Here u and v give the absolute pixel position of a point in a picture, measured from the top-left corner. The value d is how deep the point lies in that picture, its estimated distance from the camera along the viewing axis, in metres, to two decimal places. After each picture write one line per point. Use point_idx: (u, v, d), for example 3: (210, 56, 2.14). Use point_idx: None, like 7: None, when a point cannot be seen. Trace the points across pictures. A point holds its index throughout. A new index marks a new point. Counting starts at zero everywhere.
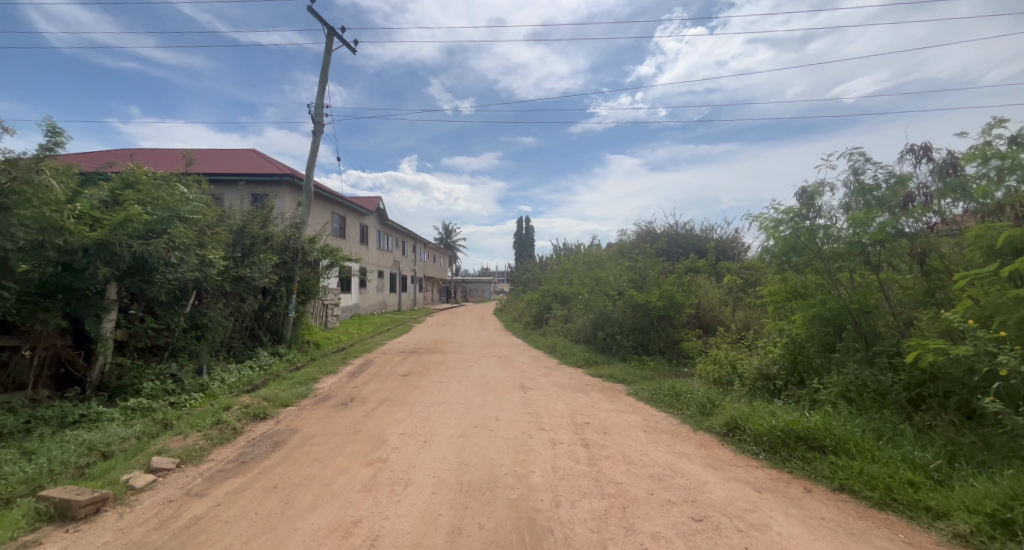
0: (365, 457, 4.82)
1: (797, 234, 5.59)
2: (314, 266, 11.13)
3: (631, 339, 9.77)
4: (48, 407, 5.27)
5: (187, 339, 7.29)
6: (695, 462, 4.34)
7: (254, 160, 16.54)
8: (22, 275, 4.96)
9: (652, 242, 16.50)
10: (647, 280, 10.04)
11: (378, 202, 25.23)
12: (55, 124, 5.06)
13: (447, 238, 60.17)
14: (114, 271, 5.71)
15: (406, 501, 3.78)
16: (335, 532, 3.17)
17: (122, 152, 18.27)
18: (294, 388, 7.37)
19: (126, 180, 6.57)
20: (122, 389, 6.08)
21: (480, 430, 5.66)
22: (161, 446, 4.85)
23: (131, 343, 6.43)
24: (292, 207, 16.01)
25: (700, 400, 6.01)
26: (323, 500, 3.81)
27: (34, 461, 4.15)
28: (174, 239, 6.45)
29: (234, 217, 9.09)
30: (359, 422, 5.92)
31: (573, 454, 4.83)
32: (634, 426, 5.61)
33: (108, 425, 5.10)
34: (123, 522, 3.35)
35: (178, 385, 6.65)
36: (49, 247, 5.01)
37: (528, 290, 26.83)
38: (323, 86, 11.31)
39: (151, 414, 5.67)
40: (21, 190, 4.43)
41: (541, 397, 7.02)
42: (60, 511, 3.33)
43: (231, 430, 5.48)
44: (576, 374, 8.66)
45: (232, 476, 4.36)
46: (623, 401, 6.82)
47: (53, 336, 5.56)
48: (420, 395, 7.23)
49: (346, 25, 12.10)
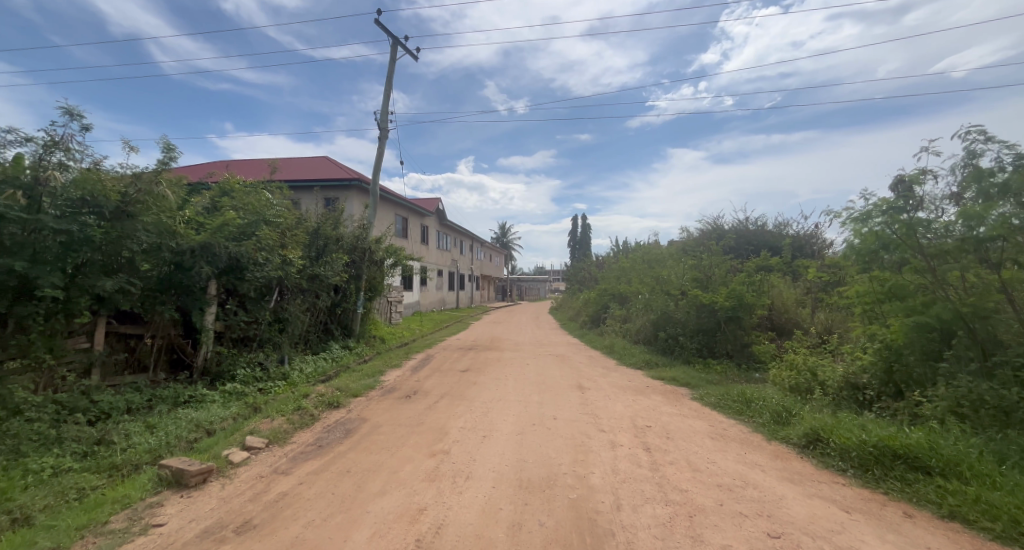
0: (429, 448, 5.05)
1: (893, 229, 5.07)
2: (379, 265, 11.79)
3: (695, 341, 9.24)
4: (165, 387, 6.06)
5: (272, 331, 8.03)
6: (771, 474, 4.05)
7: (327, 168, 17.80)
8: (146, 273, 5.73)
9: (718, 239, 15.62)
10: (712, 279, 9.42)
11: (437, 202, 26.17)
12: (169, 141, 5.81)
13: (503, 238, 60.81)
14: (215, 269, 6.47)
15: (468, 493, 3.92)
16: (403, 517, 3.42)
17: (218, 164, 20.70)
18: (362, 380, 7.87)
19: (223, 189, 7.44)
20: (221, 374, 6.86)
21: (538, 427, 5.71)
22: (253, 426, 5.42)
23: (227, 334, 7.21)
24: (360, 209, 17.12)
25: (774, 408, 5.59)
26: (391, 486, 4.06)
27: (155, 433, 4.82)
28: (262, 241, 7.10)
29: (310, 219, 9.79)
30: (422, 414, 6.20)
31: (635, 457, 4.71)
32: (700, 432, 5.35)
33: (210, 407, 5.78)
34: (225, 492, 3.85)
35: (265, 373, 7.37)
36: (165, 249, 5.78)
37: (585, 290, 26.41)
38: (388, 92, 11.85)
39: (244, 398, 6.33)
40: (144, 200, 5.29)
41: (599, 398, 6.91)
42: (176, 479, 3.91)
43: (310, 416, 5.99)
44: (636, 376, 8.40)
45: (312, 458, 4.77)
46: (687, 405, 6.51)
47: (167, 326, 6.37)
48: (478, 390, 7.40)
49: (407, 34, 12.53)
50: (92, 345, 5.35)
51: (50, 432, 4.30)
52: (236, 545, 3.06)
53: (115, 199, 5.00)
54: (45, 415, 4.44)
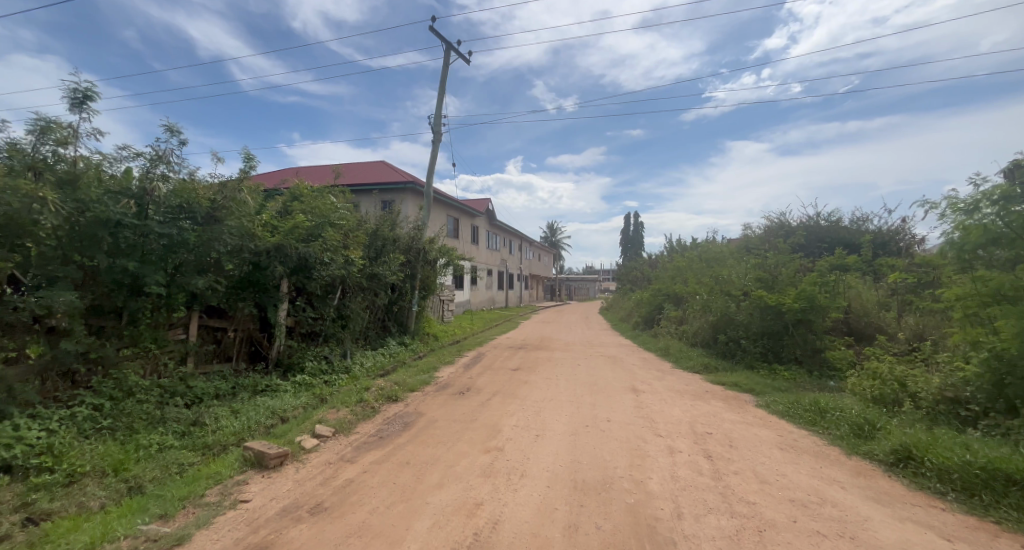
0: (483, 444, 5.14)
1: (1007, 222, 4.46)
2: (433, 265, 12.18)
3: (759, 345, 8.67)
4: (246, 376, 6.65)
5: (336, 326, 8.55)
6: (852, 492, 3.71)
7: (384, 172, 18.65)
8: (230, 272, 6.32)
9: (785, 236, 14.57)
10: (779, 279, 8.81)
11: (487, 202, 26.55)
12: (249, 151, 6.36)
13: (552, 237, 60.64)
14: (287, 269, 6.99)
15: (523, 490, 3.95)
16: (461, 510, 3.52)
17: (290, 170, 22.37)
18: (418, 375, 8.17)
19: (294, 194, 8.03)
20: (292, 365, 7.41)
21: (591, 429, 5.63)
22: (322, 416, 5.80)
23: (297, 328, 7.78)
24: (414, 211, 17.79)
25: (854, 420, 5.12)
26: (448, 480, 4.18)
27: (239, 418, 5.31)
28: (327, 242, 7.55)
29: (369, 221, 10.27)
30: (476, 411, 6.32)
31: (695, 464, 4.51)
32: (767, 441, 5.02)
33: (283, 396, 6.26)
34: (299, 475, 4.16)
35: (330, 366, 7.86)
36: (246, 250, 6.33)
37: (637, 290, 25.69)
38: (442, 96, 12.16)
39: (312, 389, 6.80)
40: (229, 206, 5.87)
41: (654, 402, 6.68)
42: (258, 460, 4.29)
43: (371, 408, 6.32)
44: (693, 380, 8.04)
45: (374, 448, 5.03)
46: (752, 412, 6.14)
47: (247, 321, 6.98)
48: (530, 390, 7.42)
49: (460, 39, 12.80)
50: (188, 337, 5.99)
51: (156, 412, 4.87)
52: (310, 525, 3.29)
53: (206, 205, 5.63)
54: (152, 398, 5.04)
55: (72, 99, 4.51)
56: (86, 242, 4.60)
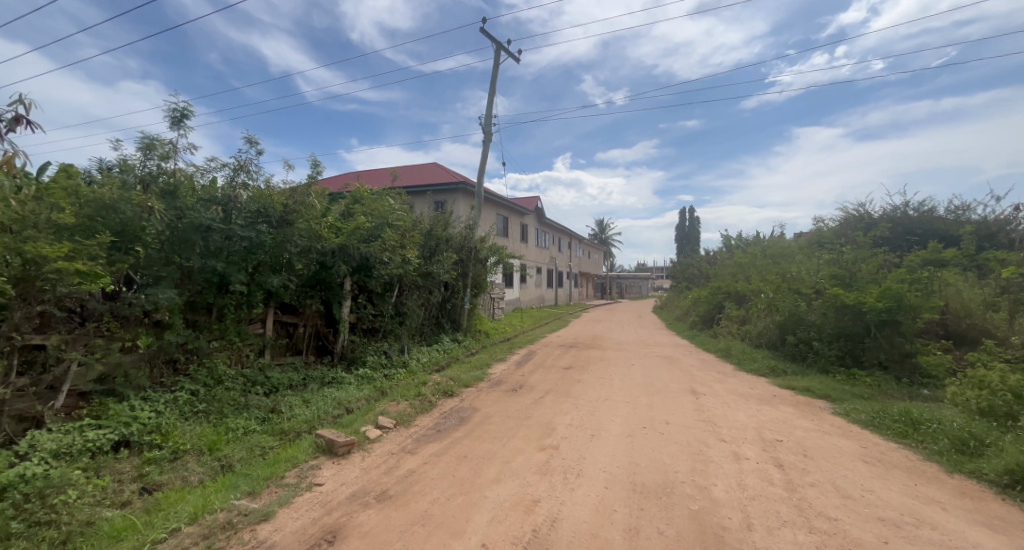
0: (538, 441, 5.15)
1: None
2: (484, 263, 12.37)
3: (835, 348, 7.99)
4: (315, 368, 7.13)
5: (394, 323, 8.93)
6: (955, 515, 3.31)
7: (437, 173, 19.23)
8: (301, 271, 6.78)
9: (866, 229, 13.27)
10: (859, 277, 8.05)
11: (536, 201, 26.58)
12: (316, 158, 6.79)
13: (602, 234, 59.54)
14: (350, 268, 7.39)
15: (581, 490, 3.90)
16: (518, 506, 3.54)
17: (353, 175, 23.80)
18: (472, 371, 8.34)
19: (355, 197, 8.45)
20: (355, 359, 7.84)
21: (649, 431, 5.46)
22: (383, 408, 6.08)
23: (359, 324, 8.23)
24: (466, 211, 18.19)
25: (956, 434, 4.56)
26: (505, 475, 4.23)
27: (310, 406, 5.71)
28: (387, 242, 7.88)
29: (424, 221, 10.58)
30: (530, 408, 6.35)
31: (765, 473, 4.23)
32: (848, 453, 4.61)
33: (348, 388, 6.64)
34: (365, 463, 4.39)
35: (389, 360, 8.23)
36: (315, 251, 6.77)
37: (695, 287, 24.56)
38: (492, 96, 12.30)
39: (373, 382, 7.16)
40: (299, 210, 6.27)
41: (716, 405, 6.35)
42: (328, 448, 4.58)
43: (428, 402, 6.54)
44: (760, 383, 7.56)
45: (433, 440, 5.19)
46: (829, 420, 5.66)
47: (315, 317, 7.48)
48: (583, 389, 7.33)
49: (510, 38, 12.89)
50: (265, 331, 6.51)
51: (240, 400, 5.34)
52: (377, 511, 3.45)
53: (279, 209, 6.05)
54: (237, 385, 5.55)
55: (171, 117, 5.05)
56: (181, 245, 5.13)
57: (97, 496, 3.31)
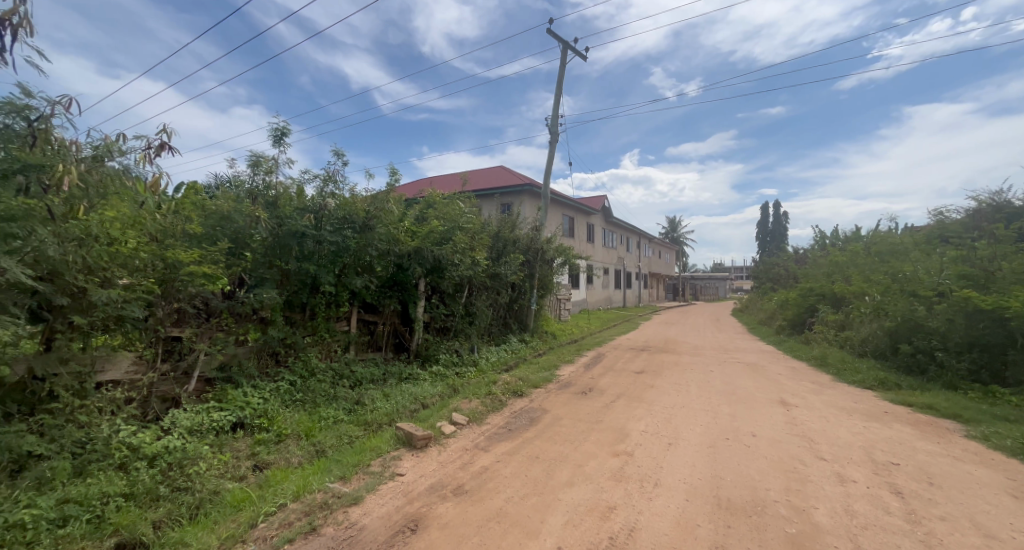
0: (611, 447, 5.00)
1: None
2: (550, 264, 12.36)
3: (965, 360, 6.84)
4: (393, 364, 7.58)
5: (464, 322, 9.25)
6: None
7: (503, 177, 19.59)
8: (380, 273, 7.23)
9: (1007, 219, 11.21)
10: (999, 277, 6.82)
11: (602, 200, 26.03)
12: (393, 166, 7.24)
13: (673, 233, 56.65)
14: (424, 270, 7.74)
15: (659, 500, 3.72)
16: (594, 512, 3.46)
17: (426, 181, 25.11)
18: (540, 372, 8.35)
19: (428, 202, 8.85)
20: (429, 356, 8.22)
21: (733, 443, 5.06)
22: (457, 404, 6.30)
23: (432, 324, 8.62)
24: (531, 212, 18.34)
25: None
26: (578, 479, 4.15)
27: (390, 400, 6.08)
28: (457, 244, 8.15)
29: (491, 223, 10.79)
30: (601, 412, 6.19)
31: (878, 500, 3.72)
32: (990, 484, 3.90)
33: (423, 384, 6.98)
34: (441, 457, 4.56)
35: (460, 359, 8.51)
36: (392, 253, 7.18)
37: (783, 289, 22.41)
38: (559, 96, 12.26)
39: (446, 379, 7.45)
40: (380, 215, 6.68)
41: (813, 419, 5.73)
42: (408, 440, 4.83)
43: (499, 401, 6.66)
44: (867, 397, 6.70)
45: (505, 439, 5.26)
46: (960, 445, 4.85)
47: (393, 316, 7.95)
48: (658, 394, 7.01)
49: (577, 37, 12.77)
50: (350, 328, 7.03)
51: (330, 391, 5.82)
52: (454, 504, 3.57)
53: (362, 215, 6.48)
54: (327, 378, 6.05)
55: (273, 136, 5.67)
56: (281, 250, 5.70)
57: (220, 469, 3.79)
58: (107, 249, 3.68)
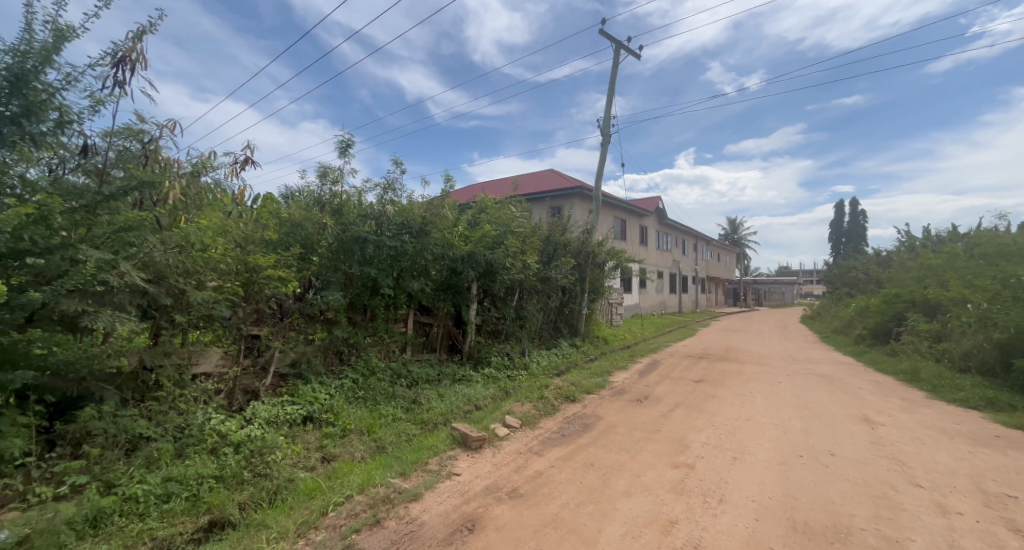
0: (671, 458, 4.78)
1: None
2: (602, 268, 12.13)
3: None
4: (446, 365, 7.77)
5: (514, 326, 9.31)
6: None
7: (553, 180, 19.55)
8: (435, 276, 7.47)
9: None
10: None
11: (656, 201, 25.17)
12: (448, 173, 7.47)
13: (732, 234, 53.48)
14: (477, 273, 7.89)
15: (725, 518, 3.50)
16: (654, 524, 3.32)
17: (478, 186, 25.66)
18: (592, 378, 8.20)
19: (481, 207, 9.02)
20: (481, 358, 8.35)
21: (807, 462, 4.66)
22: (509, 407, 6.33)
23: (484, 326, 8.76)
24: (581, 215, 18.12)
25: None
26: (636, 489, 4.01)
27: (444, 400, 6.24)
28: (509, 248, 8.22)
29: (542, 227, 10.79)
30: (659, 421, 5.95)
31: (990, 536, 3.26)
32: None
33: (476, 385, 7.09)
34: (495, 459, 4.60)
35: (511, 362, 8.56)
36: (446, 257, 7.38)
37: (864, 294, 20.33)
38: (611, 97, 12.04)
39: (498, 382, 7.53)
40: (435, 221, 6.91)
41: (904, 440, 5.14)
42: (463, 441, 4.92)
43: (552, 405, 6.61)
44: (971, 418, 5.91)
45: (558, 444, 5.21)
46: None
47: (446, 318, 8.16)
48: (719, 405, 6.62)
49: (631, 35, 12.48)
50: (407, 329, 7.31)
51: (389, 390, 6.08)
52: (510, 507, 3.58)
53: (419, 221, 6.74)
54: (386, 376, 6.33)
55: (340, 148, 6.05)
56: (345, 255, 6.06)
57: (294, 458, 4.07)
58: (202, 255, 4.06)
